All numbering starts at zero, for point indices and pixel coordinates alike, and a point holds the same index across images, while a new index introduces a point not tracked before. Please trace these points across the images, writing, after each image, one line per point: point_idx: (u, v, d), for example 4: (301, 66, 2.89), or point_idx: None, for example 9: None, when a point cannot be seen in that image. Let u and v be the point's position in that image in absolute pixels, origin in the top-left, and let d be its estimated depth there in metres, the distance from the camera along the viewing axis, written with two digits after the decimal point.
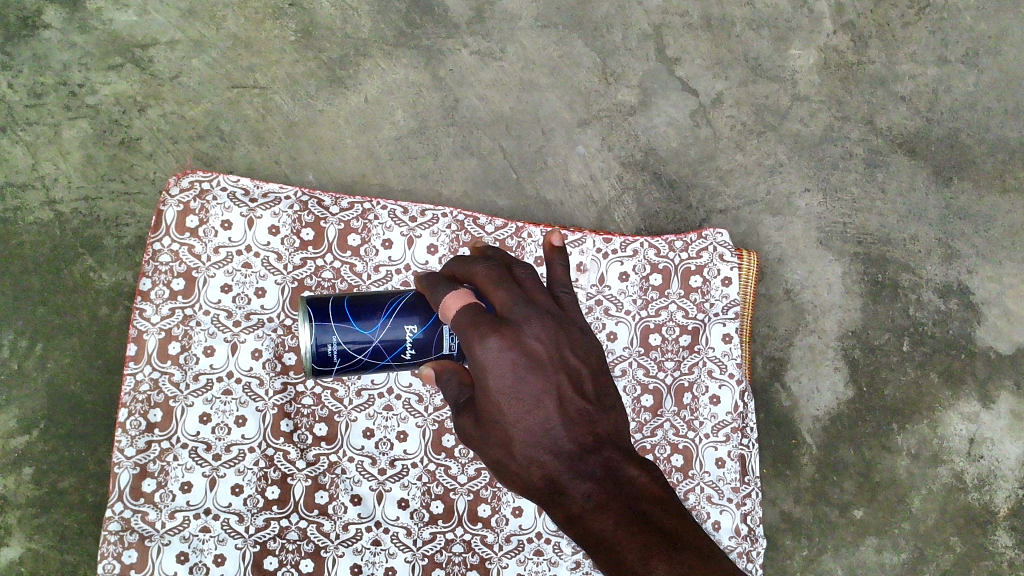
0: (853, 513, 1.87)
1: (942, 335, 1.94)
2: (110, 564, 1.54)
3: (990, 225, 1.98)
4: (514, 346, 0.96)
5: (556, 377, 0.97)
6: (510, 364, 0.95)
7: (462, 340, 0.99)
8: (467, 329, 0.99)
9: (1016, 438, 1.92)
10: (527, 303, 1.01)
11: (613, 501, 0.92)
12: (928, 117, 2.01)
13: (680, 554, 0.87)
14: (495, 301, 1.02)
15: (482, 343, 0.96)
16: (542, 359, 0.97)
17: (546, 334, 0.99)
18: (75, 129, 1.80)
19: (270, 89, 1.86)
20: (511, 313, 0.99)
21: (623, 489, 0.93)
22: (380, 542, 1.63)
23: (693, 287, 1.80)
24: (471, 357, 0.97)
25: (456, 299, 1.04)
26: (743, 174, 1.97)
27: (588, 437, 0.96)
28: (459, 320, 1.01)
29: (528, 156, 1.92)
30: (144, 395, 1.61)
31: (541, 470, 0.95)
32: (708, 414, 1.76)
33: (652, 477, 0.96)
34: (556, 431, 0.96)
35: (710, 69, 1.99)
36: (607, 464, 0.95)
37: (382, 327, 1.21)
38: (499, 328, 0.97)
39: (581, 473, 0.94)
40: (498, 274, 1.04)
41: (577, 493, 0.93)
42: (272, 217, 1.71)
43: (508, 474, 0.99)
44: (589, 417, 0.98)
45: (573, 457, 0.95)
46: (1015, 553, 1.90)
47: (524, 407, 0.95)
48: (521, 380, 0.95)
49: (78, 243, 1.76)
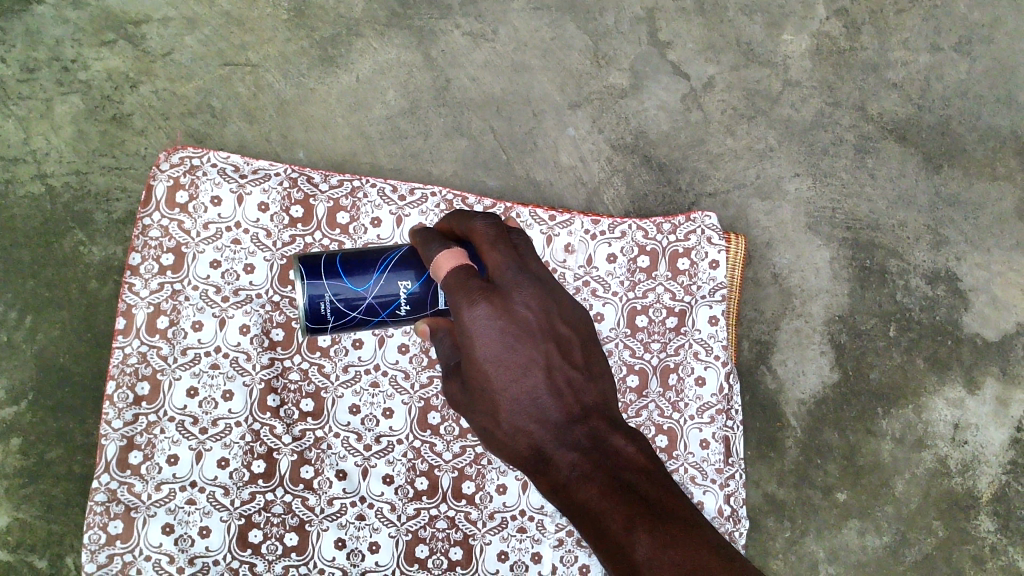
0: (836, 496, 1.89)
1: (928, 321, 1.94)
2: (96, 534, 1.56)
3: (979, 213, 1.99)
4: (504, 314, 0.96)
5: (544, 345, 1.00)
6: (498, 331, 0.96)
7: (451, 301, 0.98)
8: (458, 290, 0.97)
9: (1000, 424, 1.93)
10: (519, 268, 1.00)
11: (598, 472, 0.98)
12: (919, 104, 2.01)
13: (664, 526, 0.91)
14: (489, 262, 1.01)
15: (471, 309, 0.96)
16: (531, 326, 0.98)
17: (535, 301, 0.99)
18: (68, 104, 1.81)
19: (261, 67, 1.87)
20: (503, 278, 0.99)
21: (607, 461, 0.99)
22: (364, 516, 1.65)
23: (681, 269, 1.81)
24: (457, 320, 0.97)
25: (449, 256, 1.01)
26: (733, 158, 1.97)
27: (575, 409, 1.02)
28: (450, 280, 0.99)
29: (518, 137, 1.93)
30: (132, 368, 1.63)
31: (527, 439, 1.00)
32: (693, 396, 1.77)
33: (638, 449, 1.02)
34: (543, 401, 1.00)
35: (702, 53, 1.99)
36: (592, 434, 1.01)
37: (375, 285, 1.20)
38: (490, 294, 0.96)
39: (567, 443, 0.99)
40: (495, 235, 1.02)
41: (563, 463, 0.99)
42: (262, 193, 1.72)
43: (494, 440, 1.03)
44: (574, 388, 1.03)
45: (559, 428, 1.00)
46: (997, 538, 1.91)
47: (511, 376, 0.98)
48: (510, 348, 0.96)
49: (68, 217, 1.78)
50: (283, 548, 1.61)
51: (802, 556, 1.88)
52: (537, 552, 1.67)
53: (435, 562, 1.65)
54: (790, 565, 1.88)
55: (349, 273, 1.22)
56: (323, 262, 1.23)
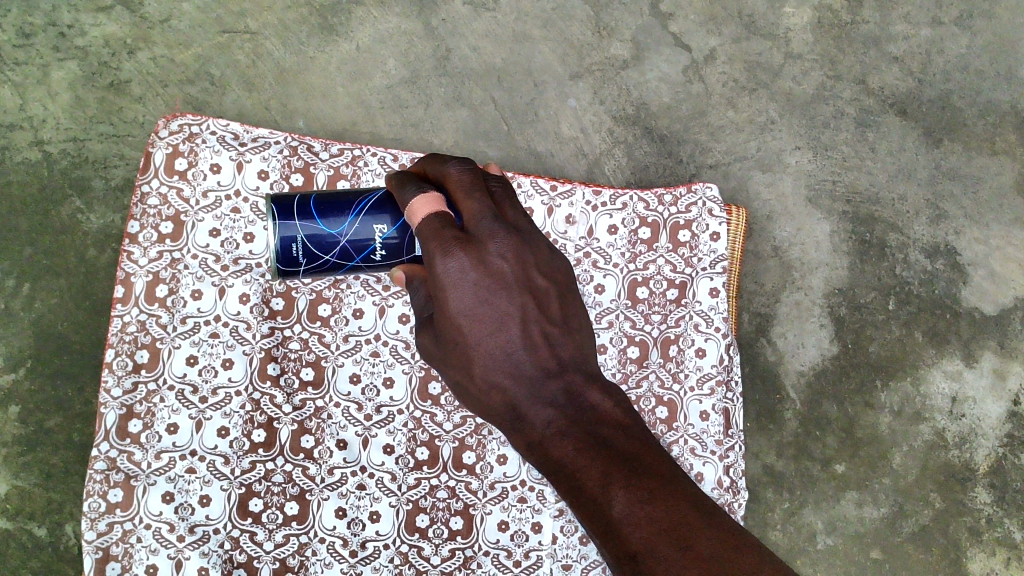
0: (834, 467, 1.89)
1: (928, 295, 1.95)
2: (96, 502, 1.55)
3: (979, 187, 1.98)
4: (478, 266, 0.94)
5: (519, 299, 0.99)
6: (472, 284, 0.94)
7: (424, 252, 0.95)
8: (431, 240, 0.94)
9: (998, 397, 1.93)
10: (495, 217, 0.97)
11: (573, 427, 0.99)
12: (920, 78, 2.00)
13: (640, 482, 0.92)
14: (464, 211, 0.97)
15: (445, 260, 0.93)
16: (506, 278, 0.97)
17: (511, 252, 0.97)
18: (65, 70, 1.80)
19: (261, 35, 1.86)
20: (477, 229, 0.96)
21: (581, 415, 1.01)
22: (365, 486, 1.64)
23: (681, 241, 1.80)
24: (432, 271, 0.95)
25: (423, 201, 0.97)
26: (733, 131, 1.97)
27: (550, 363, 1.02)
28: (423, 229, 0.96)
29: (519, 107, 1.92)
30: (131, 336, 1.62)
31: (501, 396, 1.02)
32: (693, 367, 1.76)
33: (614, 401, 1.03)
34: (518, 355, 1.00)
35: (704, 25, 1.98)
36: (567, 389, 1.02)
37: (352, 223, 1.18)
38: (466, 245, 0.94)
39: (541, 399, 1.01)
40: (470, 180, 0.98)
41: (538, 420, 1.00)
42: (261, 161, 1.71)
43: (470, 395, 1.05)
44: (550, 342, 1.03)
45: (533, 383, 1.01)
46: (993, 511, 1.92)
47: (484, 330, 0.98)
48: (484, 303, 0.96)
49: (65, 184, 1.76)
50: (283, 517, 1.61)
51: (801, 527, 1.88)
52: (538, 522, 1.66)
53: (436, 531, 1.64)
54: (789, 536, 1.88)
55: (327, 212, 1.19)
56: (296, 201, 1.21)
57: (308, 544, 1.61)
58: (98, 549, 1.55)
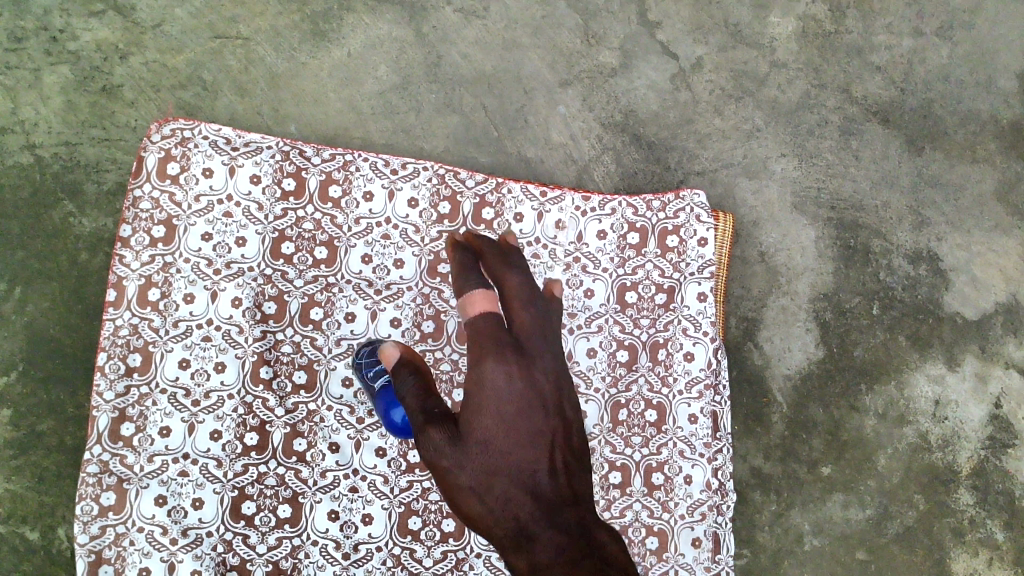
0: (820, 470, 1.92)
1: (910, 300, 1.98)
2: (88, 505, 1.55)
3: (960, 194, 2.02)
4: (522, 374, 1.15)
5: (551, 421, 1.15)
6: (515, 390, 1.13)
7: (477, 351, 1.18)
8: (488, 343, 1.18)
9: (979, 400, 1.96)
10: (543, 338, 1.23)
11: (582, 557, 1.03)
12: (902, 87, 2.04)
13: None
14: (516, 317, 1.25)
15: (497, 363, 1.15)
16: (543, 393, 1.16)
17: (552, 371, 1.20)
18: (57, 74, 1.80)
19: (253, 40, 1.88)
20: (531, 346, 1.21)
21: (589, 547, 1.06)
22: (357, 489, 1.65)
23: (670, 246, 1.82)
24: (480, 368, 1.16)
25: (483, 298, 1.26)
26: (720, 139, 2.00)
27: (567, 494, 1.11)
28: (478, 324, 1.23)
29: (509, 114, 1.94)
30: (123, 340, 1.62)
31: (512, 520, 1.08)
32: (682, 371, 1.77)
33: (621, 551, 1.09)
34: (541, 483, 1.10)
35: (691, 34, 2.01)
36: (580, 522, 1.08)
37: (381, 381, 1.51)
38: (517, 355, 1.17)
39: (551, 524, 1.06)
40: (526, 296, 1.27)
41: (547, 544, 1.04)
42: (254, 166, 1.72)
43: (481, 523, 1.11)
44: (571, 478, 1.13)
45: (550, 507, 1.08)
46: (976, 512, 1.93)
47: (512, 442, 1.11)
48: (522, 416, 1.12)
49: (57, 187, 1.76)
50: (276, 519, 1.61)
51: (788, 529, 1.90)
52: None
53: (428, 533, 1.65)
54: (777, 538, 1.89)
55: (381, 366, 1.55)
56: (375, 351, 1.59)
57: (301, 546, 1.61)
58: (91, 553, 1.54)
